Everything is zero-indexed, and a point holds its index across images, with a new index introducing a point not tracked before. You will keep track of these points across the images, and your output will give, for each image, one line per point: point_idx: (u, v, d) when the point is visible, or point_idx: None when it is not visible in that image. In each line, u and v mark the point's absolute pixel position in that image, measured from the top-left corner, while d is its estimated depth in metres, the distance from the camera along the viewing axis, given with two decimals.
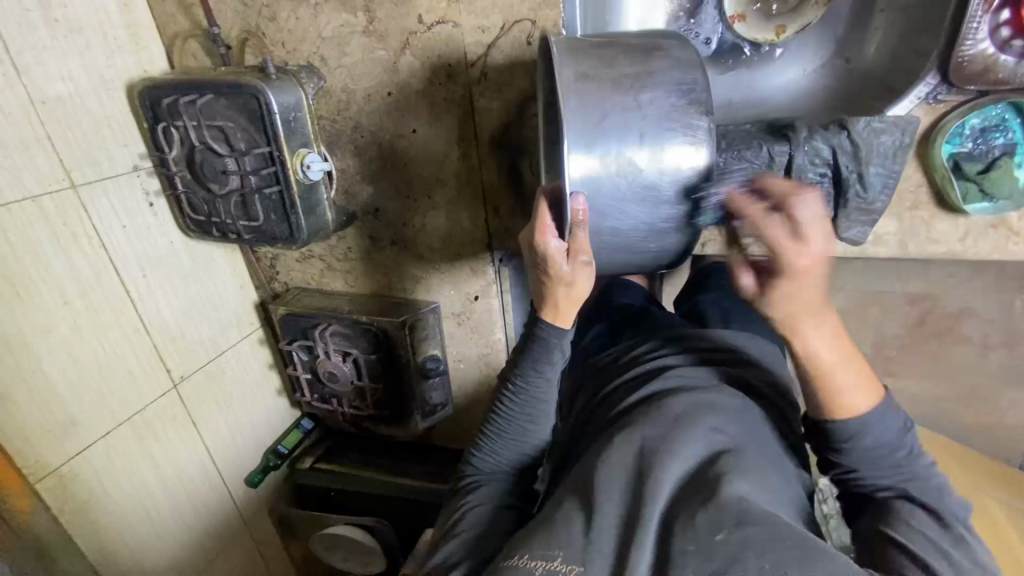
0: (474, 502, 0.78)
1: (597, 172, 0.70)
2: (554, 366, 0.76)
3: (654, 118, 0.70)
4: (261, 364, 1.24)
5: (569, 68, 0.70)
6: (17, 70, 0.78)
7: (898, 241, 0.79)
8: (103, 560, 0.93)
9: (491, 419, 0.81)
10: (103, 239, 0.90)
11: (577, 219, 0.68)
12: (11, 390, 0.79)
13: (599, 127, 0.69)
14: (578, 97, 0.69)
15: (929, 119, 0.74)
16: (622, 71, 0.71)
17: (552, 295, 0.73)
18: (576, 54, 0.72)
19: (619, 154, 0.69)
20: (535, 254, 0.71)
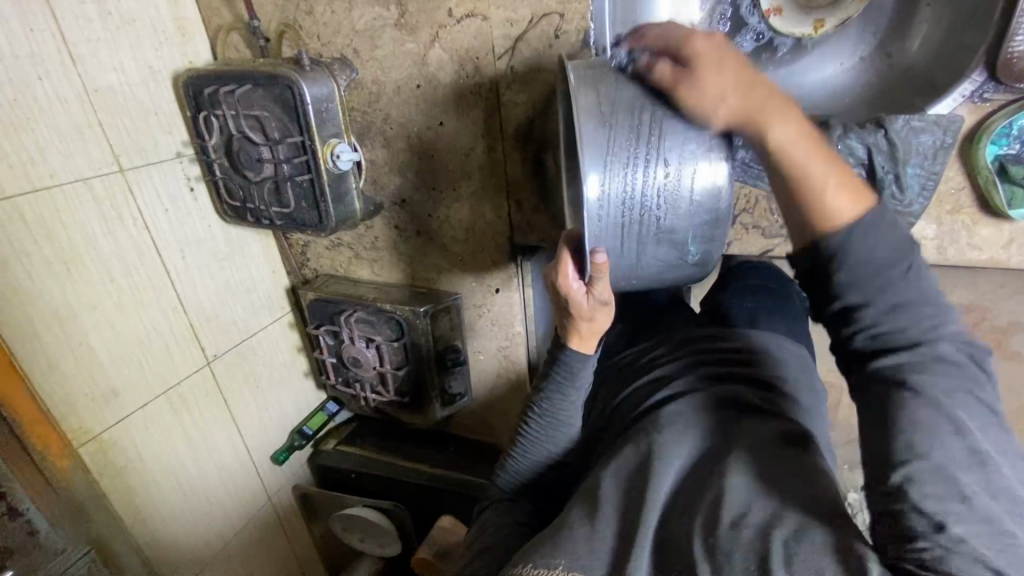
0: (491, 519, 0.80)
1: (612, 215, 0.66)
2: (577, 392, 0.77)
3: (672, 157, 0.65)
4: (290, 347, 1.29)
5: (586, 99, 0.65)
6: (73, 60, 0.83)
7: (937, 246, 0.75)
8: (138, 524, 0.98)
9: (518, 441, 0.82)
10: (146, 221, 0.96)
11: (598, 272, 0.66)
12: (59, 359, 0.84)
13: (619, 168, 0.65)
14: (594, 138, 0.64)
15: (973, 119, 0.70)
16: (637, 96, 0.65)
17: (576, 327, 0.73)
18: (597, 80, 0.66)
19: (633, 197, 0.66)
20: (558, 295, 0.70)
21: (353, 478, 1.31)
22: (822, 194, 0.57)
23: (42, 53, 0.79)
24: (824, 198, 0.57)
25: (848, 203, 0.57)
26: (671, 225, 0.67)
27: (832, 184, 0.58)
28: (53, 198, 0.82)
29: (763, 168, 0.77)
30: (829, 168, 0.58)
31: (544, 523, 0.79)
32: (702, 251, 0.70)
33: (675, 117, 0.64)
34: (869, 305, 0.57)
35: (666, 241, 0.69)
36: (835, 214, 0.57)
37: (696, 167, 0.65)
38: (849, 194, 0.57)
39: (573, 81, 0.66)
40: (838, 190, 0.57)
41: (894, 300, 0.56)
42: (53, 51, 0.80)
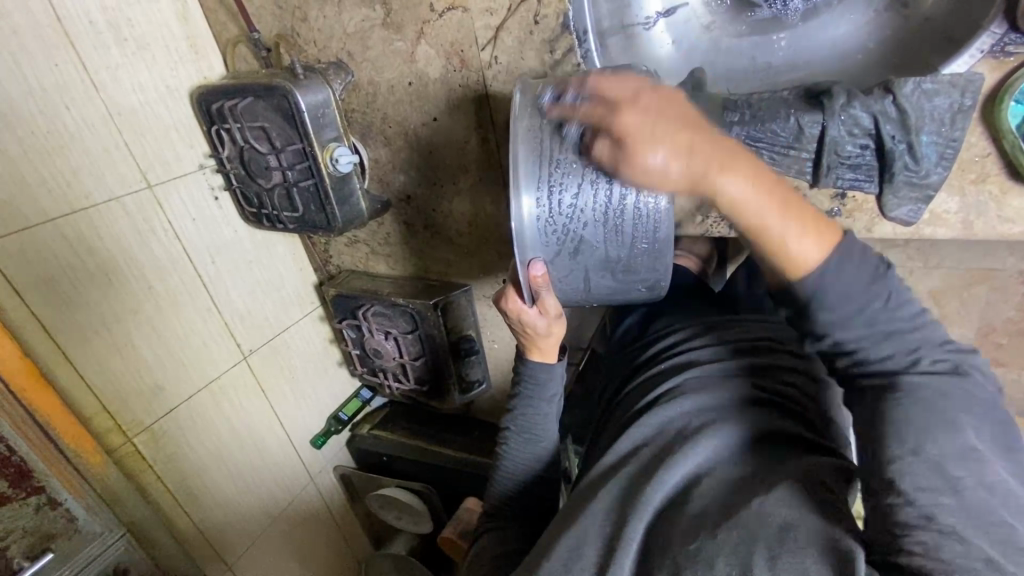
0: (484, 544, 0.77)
1: (548, 244, 0.66)
2: (548, 402, 0.78)
3: (606, 185, 0.62)
4: (322, 339, 1.37)
5: (526, 123, 0.65)
6: (96, 87, 0.90)
7: (961, 221, 0.68)
8: (192, 503, 1.10)
9: (499, 462, 0.81)
10: (176, 231, 1.04)
11: (537, 283, 0.67)
12: (110, 360, 0.95)
13: (552, 195, 0.63)
14: (531, 160, 0.63)
15: (996, 75, 0.62)
16: (574, 123, 0.64)
17: (533, 342, 0.76)
18: (549, 109, 0.65)
19: (567, 228, 0.65)
20: (508, 316, 0.73)
21: (385, 461, 1.40)
22: (776, 236, 0.55)
23: (67, 84, 0.86)
24: (780, 243, 0.55)
25: (810, 241, 0.55)
26: (607, 252, 0.66)
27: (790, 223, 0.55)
28: (90, 216, 0.91)
29: (761, 144, 0.71)
30: (764, 192, 0.54)
31: (536, 530, 0.77)
32: (647, 279, 0.70)
33: None
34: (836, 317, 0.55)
35: (609, 264, 0.67)
36: (801, 262, 0.55)
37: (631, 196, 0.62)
38: (811, 234, 0.55)
39: (518, 106, 0.66)
40: (798, 234, 0.55)
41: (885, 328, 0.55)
42: (78, 80, 0.87)
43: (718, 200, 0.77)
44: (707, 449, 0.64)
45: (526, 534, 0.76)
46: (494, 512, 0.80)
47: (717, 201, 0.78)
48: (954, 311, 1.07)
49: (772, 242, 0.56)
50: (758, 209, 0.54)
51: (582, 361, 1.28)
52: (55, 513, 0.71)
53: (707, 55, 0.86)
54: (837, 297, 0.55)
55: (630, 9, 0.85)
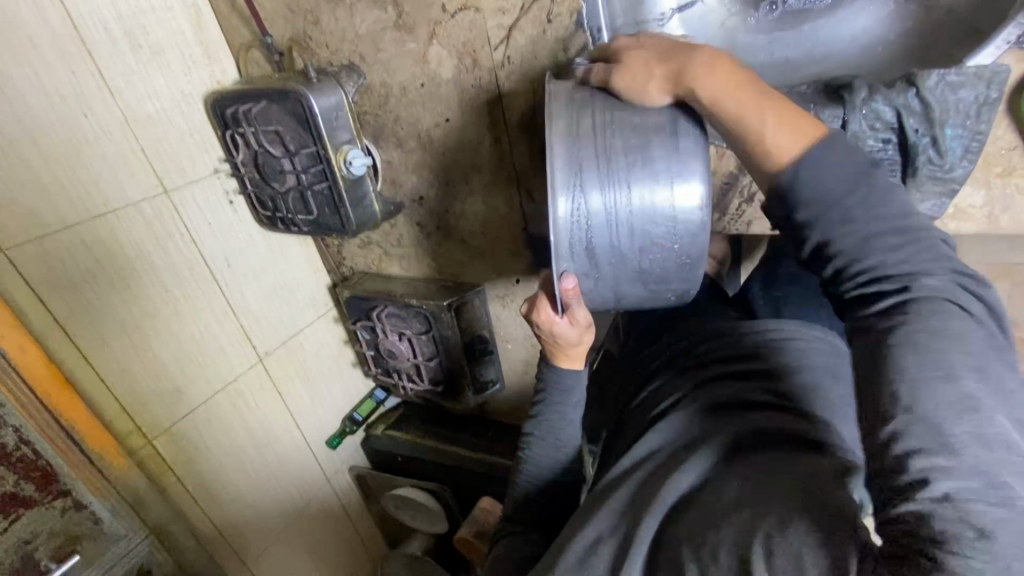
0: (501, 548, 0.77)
1: (581, 256, 0.67)
2: (570, 402, 0.77)
3: (641, 201, 0.64)
4: (337, 341, 1.38)
5: (562, 133, 0.64)
6: (113, 93, 0.90)
7: (987, 215, 0.67)
8: (211, 505, 1.11)
9: (519, 461, 0.81)
10: (191, 234, 1.04)
11: (567, 296, 0.67)
12: (130, 364, 0.96)
13: (586, 208, 0.64)
14: (566, 173, 0.64)
15: (1023, 66, 0.60)
16: (612, 135, 0.64)
17: (562, 353, 0.75)
18: (583, 120, 0.65)
19: (599, 242, 0.66)
20: (538, 329, 0.72)
21: (400, 461, 1.40)
22: (770, 141, 0.54)
23: (85, 92, 0.87)
24: (781, 150, 0.53)
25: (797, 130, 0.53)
26: (641, 265, 0.67)
27: (769, 113, 0.54)
28: (109, 222, 0.92)
29: None
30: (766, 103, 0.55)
31: (554, 533, 0.77)
32: (677, 289, 0.70)
33: (648, 163, 0.63)
34: (821, 215, 0.52)
35: (641, 275, 0.69)
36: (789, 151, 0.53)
37: (665, 214, 0.64)
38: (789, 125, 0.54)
39: (552, 112, 0.65)
40: (779, 121, 0.54)
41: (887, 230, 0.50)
42: (95, 88, 0.88)
43: (736, 197, 0.77)
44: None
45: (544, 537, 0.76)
46: (514, 511, 0.80)
47: (734, 197, 0.76)
48: None
49: (753, 134, 0.55)
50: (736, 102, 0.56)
51: (597, 360, 1.28)
52: (81, 515, 0.73)
53: (722, 50, 0.85)
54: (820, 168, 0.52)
55: (643, 6, 0.84)
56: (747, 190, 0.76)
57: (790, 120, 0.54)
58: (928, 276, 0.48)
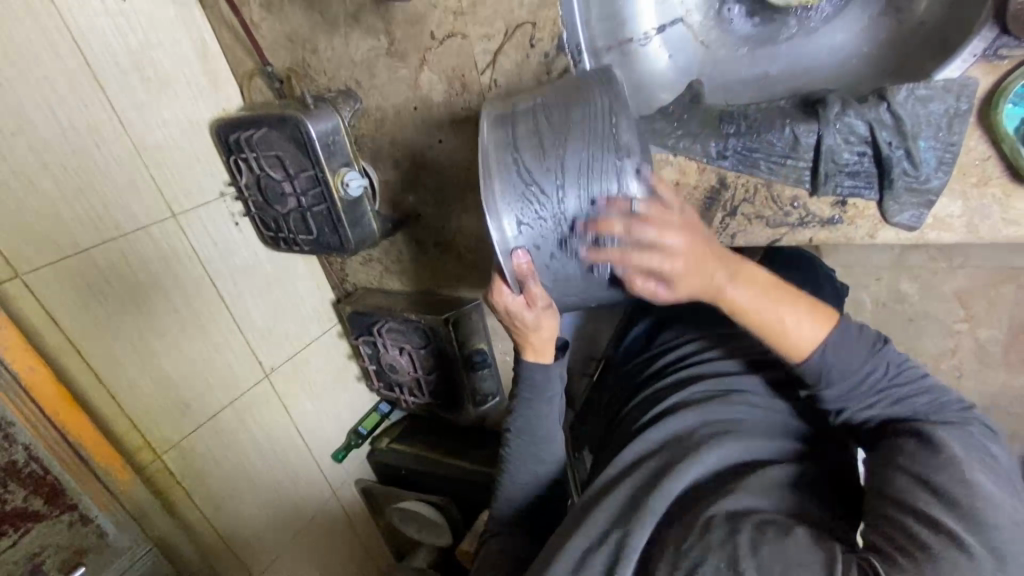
0: (490, 556, 0.79)
1: (532, 238, 0.67)
2: (550, 407, 0.79)
3: (574, 174, 0.66)
4: (342, 355, 1.41)
5: (496, 136, 0.69)
6: (123, 124, 0.95)
7: (966, 225, 0.67)
8: (219, 518, 1.14)
9: (502, 469, 0.83)
10: (198, 256, 1.09)
11: (521, 272, 0.68)
12: (140, 382, 1.00)
13: (527, 198, 0.67)
14: (502, 170, 0.67)
15: (990, 79, 0.61)
16: (544, 129, 0.68)
17: (528, 340, 0.77)
18: (510, 121, 0.70)
19: (545, 221, 0.67)
20: (498, 311, 0.75)
21: (404, 473, 1.42)
22: (781, 320, 0.63)
23: (97, 124, 0.92)
24: (787, 331, 0.63)
25: (816, 324, 0.64)
26: (591, 236, 0.67)
27: (790, 307, 0.63)
28: (119, 246, 0.96)
29: (758, 156, 0.72)
30: (767, 288, 0.63)
31: (544, 538, 0.80)
32: None
33: (576, 143, 0.66)
34: (839, 390, 0.64)
35: (594, 247, 0.67)
36: (806, 345, 0.63)
37: (603, 178, 0.65)
38: (810, 317, 0.64)
39: (488, 123, 0.71)
40: (791, 306, 0.64)
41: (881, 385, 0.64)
42: (107, 119, 0.93)
43: (719, 210, 0.77)
44: (710, 458, 0.66)
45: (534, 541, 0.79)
46: (501, 519, 0.82)
47: (718, 211, 0.77)
48: (980, 314, 1.06)
49: (780, 333, 0.64)
50: (756, 304, 0.63)
51: (597, 371, 1.29)
52: (87, 529, 0.75)
53: (704, 65, 0.88)
54: (844, 374, 0.63)
55: (624, 26, 0.87)
56: (729, 205, 0.77)
57: (814, 314, 0.64)
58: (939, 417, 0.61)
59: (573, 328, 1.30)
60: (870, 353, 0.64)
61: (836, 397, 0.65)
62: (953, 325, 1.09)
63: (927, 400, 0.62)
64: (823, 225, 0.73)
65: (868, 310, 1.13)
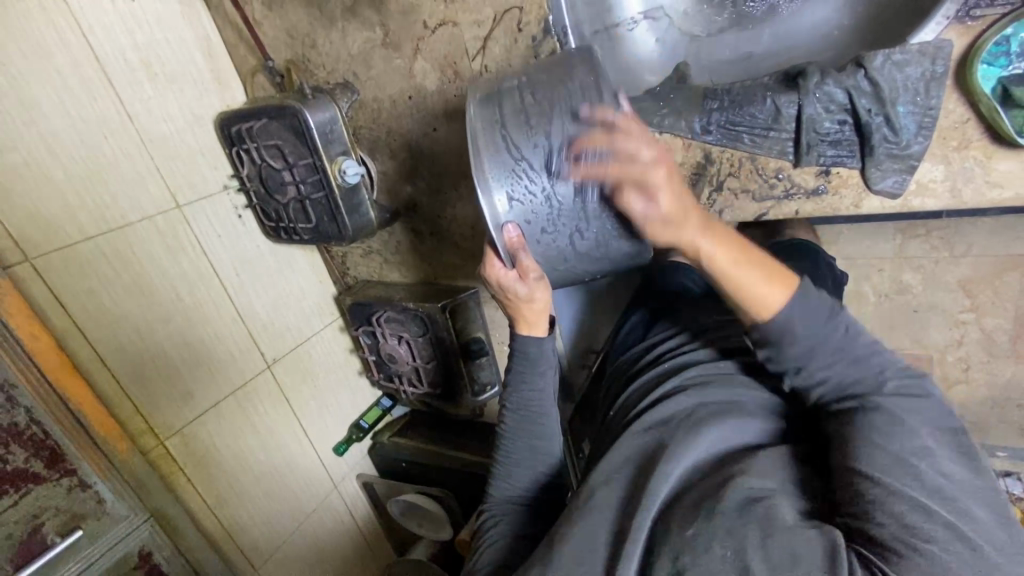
0: (494, 532, 0.80)
1: (521, 213, 0.72)
2: (541, 382, 0.81)
3: (559, 147, 0.69)
4: (343, 348, 1.43)
5: (482, 118, 0.72)
6: (131, 118, 0.99)
7: (949, 189, 0.68)
8: (222, 507, 1.15)
9: (500, 442, 0.85)
10: (202, 246, 1.11)
11: (513, 245, 0.72)
12: (144, 366, 1.02)
13: (515, 175, 0.71)
14: (490, 147, 0.71)
15: (964, 42, 0.62)
16: (527, 104, 0.71)
17: (521, 314, 0.78)
18: (494, 100, 0.73)
19: (535, 196, 0.71)
20: (492, 285, 0.76)
21: (404, 466, 1.44)
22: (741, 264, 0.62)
23: (106, 117, 0.96)
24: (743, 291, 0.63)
25: (776, 287, 0.63)
26: (580, 204, 0.71)
27: (754, 270, 0.62)
28: (126, 234, 0.99)
29: (741, 128, 0.73)
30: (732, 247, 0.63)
31: (553, 517, 0.82)
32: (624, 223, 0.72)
33: (560, 111, 0.69)
34: (800, 348, 0.63)
35: (583, 214, 0.72)
36: (765, 304, 0.63)
37: None
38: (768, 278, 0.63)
39: (472, 105, 0.73)
40: (766, 281, 0.63)
41: (849, 355, 0.62)
42: (114, 112, 0.97)
43: (706, 186, 0.79)
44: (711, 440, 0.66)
45: (541, 520, 0.80)
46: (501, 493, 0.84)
47: (704, 186, 0.79)
48: (985, 300, 1.05)
49: (742, 293, 0.63)
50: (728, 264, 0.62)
51: (595, 362, 1.29)
52: (86, 495, 0.77)
53: (690, 48, 0.91)
54: (803, 330, 0.62)
55: (612, 13, 0.91)
56: (715, 179, 0.78)
57: (774, 275, 0.63)
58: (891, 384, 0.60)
59: (572, 319, 1.31)
60: (830, 313, 0.63)
61: (796, 357, 0.63)
62: (958, 313, 1.07)
63: (878, 362, 0.62)
64: (808, 196, 0.74)
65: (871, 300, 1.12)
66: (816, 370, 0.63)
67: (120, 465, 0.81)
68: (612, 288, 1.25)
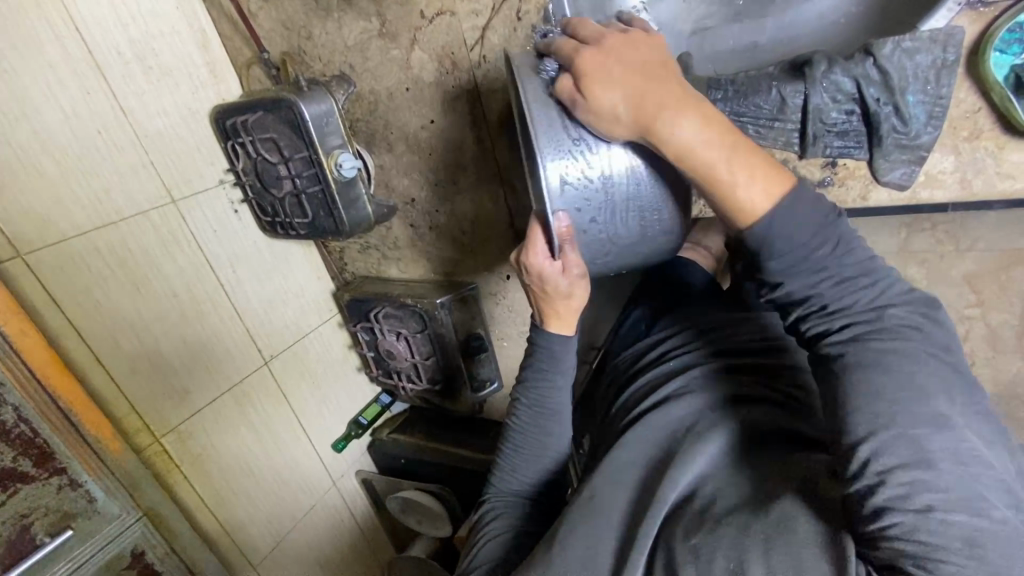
0: (496, 525, 0.79)
1: (573, 203, 0.69)
2: (557, 379, 0.80)
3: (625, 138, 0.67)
4: (342, 345, 1.42)
5: (543, 93, 0.67)
6: (124, 112, 0.97)
7: (958, 181, 0.67)
8: (219, 505, 1.14)
9: (509, 435, 0.84)
10: (198, 241, 1.10)
11: (563, 236, 0.69)
12: (139, 363, 1.01)
13: (577, 160, 0.67)
14: (551, 127, 0.66)
15: (976, 28, 0.61)
16: None
17: (557, 308, 0.77)
18: (549, 75, 0.68)
19: (591, 187, 0.68)
20: (530, 274, 0.74)
21: (403, 463, 1.43)
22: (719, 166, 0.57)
23: (100, 111, 0.94)
24: (723, 176, 0.57)
25: (763, 191, 0.57)
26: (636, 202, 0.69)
27: (742, 167, 0.57)
28: (121, 230, 0.97)
29: (745, 119, 0.70)
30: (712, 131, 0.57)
31: (553, 517, 0.81)
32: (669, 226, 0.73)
33: None
34: (787, 260, 0.58)
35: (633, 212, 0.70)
36: (749, 204, 0.57)
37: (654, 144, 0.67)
38: (762, 183, 0.57)
39: (530, 77, 0.67)
40: (754, 178, 0.57)
41: (838, 242, 0.58)
42: (108, 106, 0.95)
43: None
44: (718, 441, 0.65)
45: (541, 519, 0.79)
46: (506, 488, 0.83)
47: None
48: (992, 295, 1.03)
49: (723, 191, 0.58)
50: (717, 157, 0.57)
51: (596, 358, 1.28)
52: (76, 494, 0.76)
53: (693, 39, 0.89)
54: (789, 238, 0.57)
55: (612, 1, 0.88)
56: None
57: (763, 172, 0.57)
58: (891, 308, 0.55)
59: None
60: (823, 212, 0.58)
61: (780, 269, 0.58)
62: (965, 309, 1.06)
63: (874, 279, 0.57)
64: (813, 188, 0.72)
65: None
66: (795, 280, 0.58)
67: (111, 463, 0.80)
68: (613, 283, 1.24)
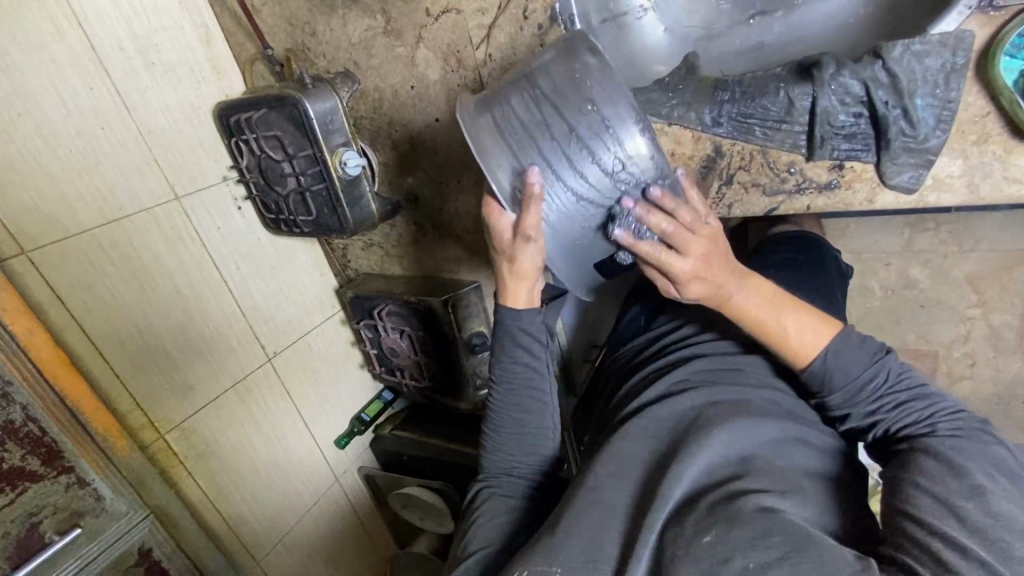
0: (487, 511, 0.78)
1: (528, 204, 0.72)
2: (532, 358, 0.81)
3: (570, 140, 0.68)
4: (344, 341, 1.42)
5: (485, 119, 0.71)
6: (128, 108, 0.97)
7: (965, 184, 0.66)
8: (221, 500, 1.14)
9: (489, 420, 0.84)
10: (201, 238, 1.10)
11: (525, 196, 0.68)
12: (144, 360, 1.01)
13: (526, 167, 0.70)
14: (498, 145, 0.70)
15: (986, 32, 0.61)
16: (535, 101, 0.69)
17: (516, 284, 0.77)
18: (495, 101, 0.72)
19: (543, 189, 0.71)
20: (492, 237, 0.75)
21: (405, 460, 1.43)
22: (782, 325, 0.69)
23: (103, 107, 0.94)
24: (787, 335, 0.69)
25: (821, 334, 0.68)
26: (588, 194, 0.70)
27: (796, 318, 0.69)
28: (125, 227, 0.97)
29: (752, 120, 0.71)
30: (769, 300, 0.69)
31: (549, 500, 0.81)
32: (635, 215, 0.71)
33: (568, 104, 0.68)
34: (842, 398, 0.68)
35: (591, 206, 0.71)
36: (808, 350, 0.68)
37: (601, 142, 0.67)
38: (813, 326, 0.69)
39: (470, 109, 0.72)
40: (805, 323, 0.69)
41: (890, 383, 0.67)
42: (111, 102, 0.95)
43: (715, 179, 0.76)
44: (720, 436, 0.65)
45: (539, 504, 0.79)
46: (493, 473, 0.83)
47: (714, 180, 0.76)
48: (995, 297, 1.03)
49: (781, 339, 0.69)
50: (772, 314, 0.69)
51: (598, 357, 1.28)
52: (83, 492, 0.77)
53: (701, 40, 0.90)
54: (847, 378, 0.67)
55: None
56: (725, 173, 0.76)
57: (814, 320, 0.69)
58: (942, 421, 0.63)
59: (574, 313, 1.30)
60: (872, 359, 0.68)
61: (840, 403, 0.69)
62: (968, 310, 1.06)
63: (931, 406, 0.65)
64: (820, 191, 0.72)
65: (879, 296, 1.10)
66: (855, 416, 0.69)
67: (116, 462, 0.80)
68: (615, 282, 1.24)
